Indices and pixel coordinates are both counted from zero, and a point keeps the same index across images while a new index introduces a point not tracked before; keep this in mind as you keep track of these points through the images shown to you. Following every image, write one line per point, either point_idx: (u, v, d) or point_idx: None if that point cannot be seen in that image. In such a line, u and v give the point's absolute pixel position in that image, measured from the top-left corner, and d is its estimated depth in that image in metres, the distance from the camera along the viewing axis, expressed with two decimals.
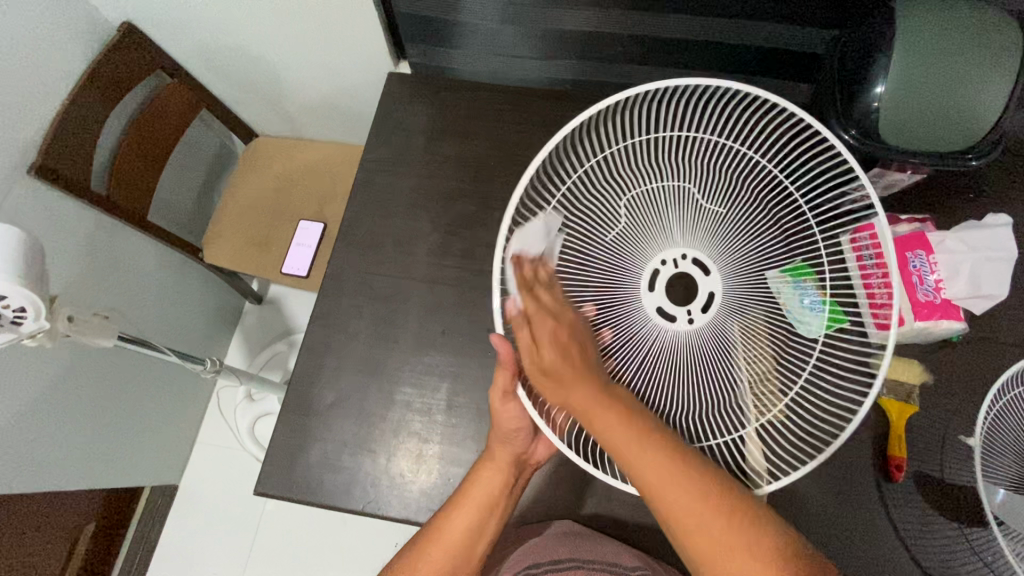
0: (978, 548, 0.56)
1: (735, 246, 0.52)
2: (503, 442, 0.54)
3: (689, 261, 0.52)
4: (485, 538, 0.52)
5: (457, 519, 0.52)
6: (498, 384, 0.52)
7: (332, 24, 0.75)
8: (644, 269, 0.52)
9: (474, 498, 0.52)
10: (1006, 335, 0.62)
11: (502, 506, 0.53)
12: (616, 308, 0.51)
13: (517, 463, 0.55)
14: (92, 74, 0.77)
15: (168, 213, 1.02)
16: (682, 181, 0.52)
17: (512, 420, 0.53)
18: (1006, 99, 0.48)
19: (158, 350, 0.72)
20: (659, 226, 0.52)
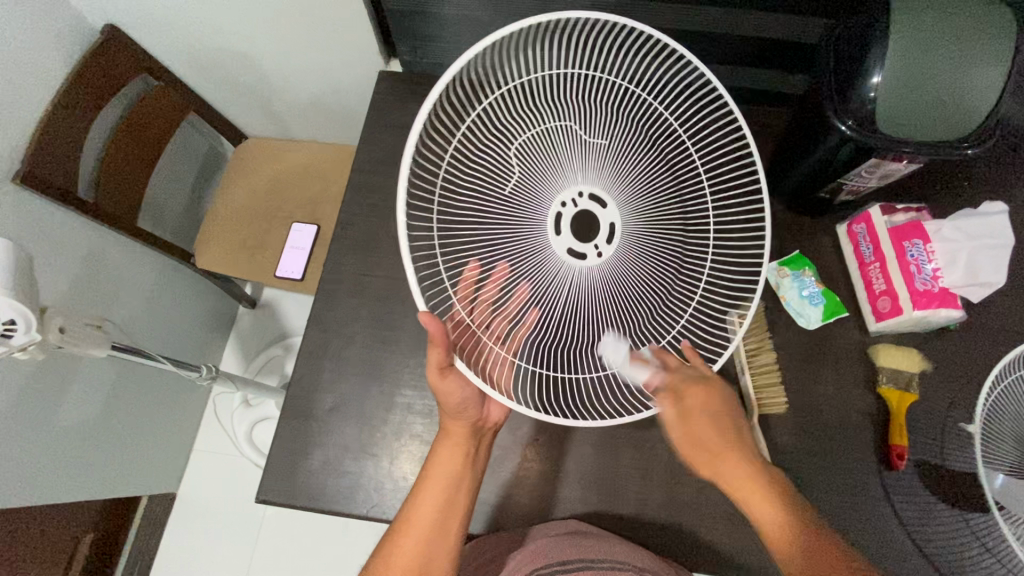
0: (980, 533, 0.57)
1: (627, 176, 0.53)
2: (455, 415, 0.54)
3: (587, 197, 0.52)
4: (457, 514, 0.52)
5: (421, 503, 0.51)
6: (432, 362, 0.48)
7: (321, 23, 0.74)
8: (547, 213, 0.52)
9: (435, 478, 0.52)
10: (1001, 321, 0.63)
11: (465, 479, 0.54)
12: (526, 256, 0.51)
13: (474, 433, 0.55)
14: (76, 77, 0.75)
15: (157, 218, 1.00)
16: (567, 119, 0.52)
17: (451, 392, 0.51)
18: (1000, 88, 0.48)
19: (151, 358, 0.71)
20: (555, 165, 0.52)
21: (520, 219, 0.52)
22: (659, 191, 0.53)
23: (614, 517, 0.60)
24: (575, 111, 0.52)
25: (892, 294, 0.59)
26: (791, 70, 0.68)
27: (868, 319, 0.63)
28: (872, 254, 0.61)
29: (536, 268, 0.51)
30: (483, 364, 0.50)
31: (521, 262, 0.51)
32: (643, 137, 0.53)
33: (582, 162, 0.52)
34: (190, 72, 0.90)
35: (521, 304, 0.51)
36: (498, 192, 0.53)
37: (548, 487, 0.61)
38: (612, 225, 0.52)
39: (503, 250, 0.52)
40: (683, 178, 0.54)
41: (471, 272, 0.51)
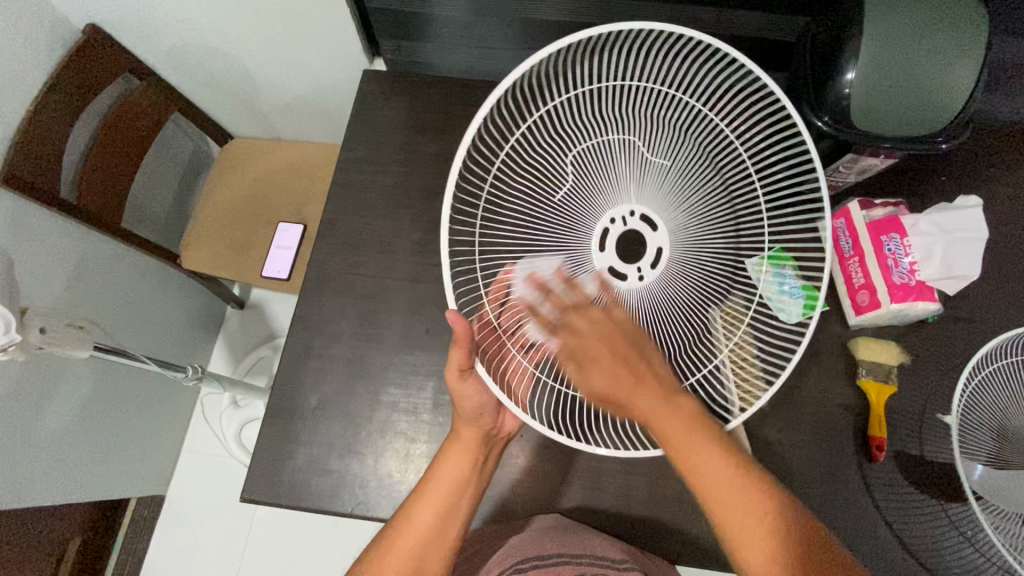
0: (958, 522, 0.58)
1: (682, 201, 0.53)
2: (470, 421, 0.54)
3: (637, 217, 0.53)
4: (459, 518, 0.52)
5: (424, 505, 0.51)
6: (454, 362, 0.50)
7: (304, 21, 0.74)
8: (593, 227, 0.53)
9: (441, 482, 0.52)
10: (978, 314, 0.64)
11: (471, 485, 0.54)
12: (566, 271, 0.51)
13: (486, 440, 0.55)
14: (56, 77, 0.74)
15: (143, 219, 1.00)
16: (628, 134, 0.52)
17: (470, 397, 0.53)
18: (972, 83, 0.49)
19: (134, 358, 0.71)
20: (605, 181, 0.53)
21: (566, 230, 0.53)
22: (711, 221, 0.53)
23: (599, 511, 0.60)
24: (641, 128, 0.52)
25: (871, 288, 0.60)
26: (771, 67, 0.68)
27: (848, 313, 0.63)
28: (851, 248, 0.62)
29: (576, 281, 0.51)
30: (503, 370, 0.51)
31: (561, 276, 0.51)
32: (701, 160, 0.52)
33: (637, 181, 0.53)
34: (174, 72, 0.89)
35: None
36: (546, 199, 0.55)
37: (534, 483, 0.61)
38: (659, 249, 0.52)
39: (543, 256, 0.53)
40: (740, 211, 0.53)
41: (505, 276, 0.51)
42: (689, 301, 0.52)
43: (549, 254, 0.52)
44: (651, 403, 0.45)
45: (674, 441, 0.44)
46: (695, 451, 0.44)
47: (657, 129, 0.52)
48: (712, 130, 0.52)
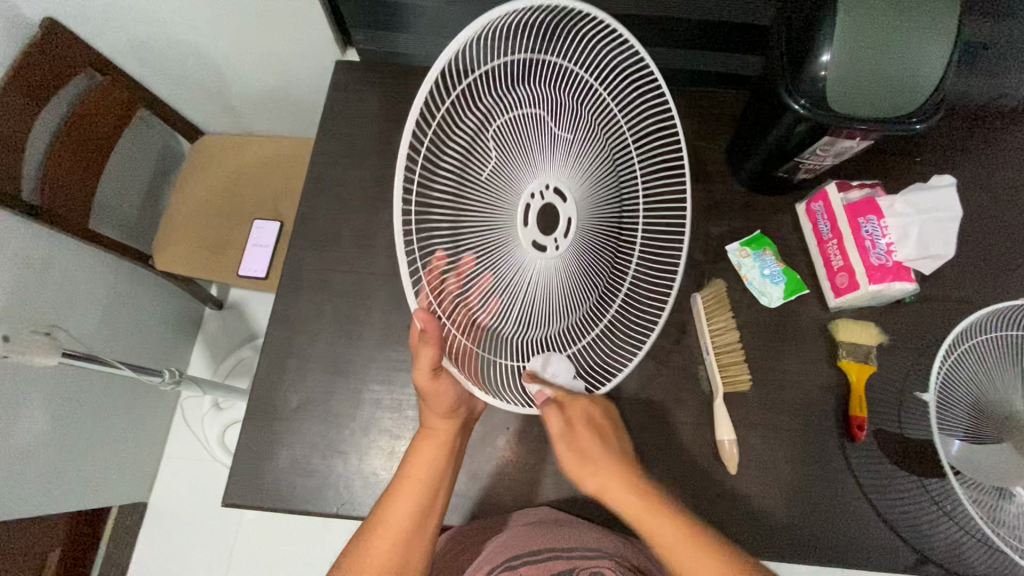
0: (937, 497, 0.59)
1: (587, 170, 0.53)
2: (442, 415, 0.53)
3: (552, 190, 0.51)
4: (435, 511, 0.51)
5: (400, 503, 0.50)
6: (423, 363, 0.48)
7: (271, 12, 0.71)
8: (515, 204, 0.50)
9: (416, 476, 0.51)
10: (953, 292, 0.65)
11: (446, 478, 0.53)
12: (491, 251, 0.50)
13: (462, 429, 0.55)
14: (12, 75, 0.71)
15: (111, 219, 0.97)
16: (537, 104, 0.50)
17: (441, 390, 0.51)
18: (945, 63, 0.49)
19: (107, 363, 0.69)
20: (523, 153, 0.50)
21: (490, 205, 0.50)
22: (609, 190, 0.55)
23: (587, 501, 0.60)
24: (546, 98, 0.51)
25: (850, 270, 0.60)
26: (743, 50, 0.68)
27: (828, 296, 0.64)
28: (830, 231, 0.62)
29: (504, 261, 0.50)
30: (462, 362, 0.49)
31: (487, 256, 0.50)
32: (603, 130, 0.54)
33: (548, 148, 0.51)
34: (139, 68, 0.86)
35: (483, 295, 0.50)
36: (474, 177, 0.50)
37: (522, 476, 0.61)
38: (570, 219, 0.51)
39: (468, 237, 0.51)
40: (625, 182, 0.57)
41: (440, 262, 0.48)
42: (590, 264, 0.54)
43: (476, 235, 0.50)
44: (599, 475, 0.49)
45: (631, 508, 0.47)
46: (660, 525, 0.46)
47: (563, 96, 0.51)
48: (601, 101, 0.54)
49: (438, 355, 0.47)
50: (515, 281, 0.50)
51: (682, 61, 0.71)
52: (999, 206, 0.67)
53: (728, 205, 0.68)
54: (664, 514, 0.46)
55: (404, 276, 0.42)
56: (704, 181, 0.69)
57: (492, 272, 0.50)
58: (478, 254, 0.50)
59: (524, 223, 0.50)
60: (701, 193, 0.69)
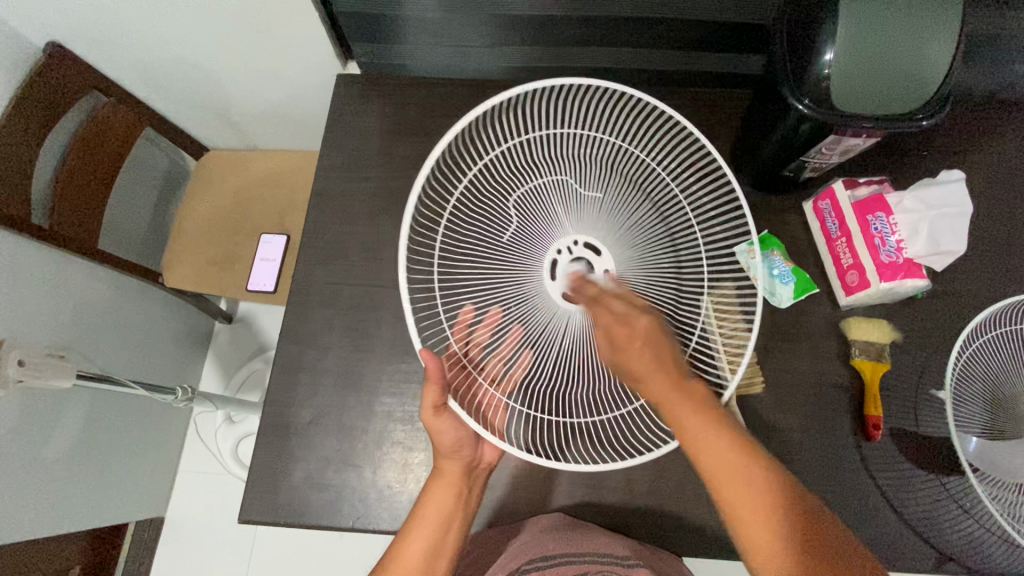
0: (956, 494, 0.59)
1: (621, 226, 0.55)
2: (449, 455, 0.53)
3: (581, 245, 0.53)
4: (446, 555, 0.50)
5: (413, 542, 0.50)
6: (427, 401, 0.50)
7: (273, 29, 0.72)
8: (542, 260, 0.53)
9: (426, 517, 0.51)
10: (966, 286, 0.64)
11: (457, 521, 0.52)
12: (519, 304, 0.52)
13: (468, 473, 0.54)
14: (21, 101, 0.72)
15: (120, 238, 0.98)
16: (562, 174, 0.54)
17: (446, 433, 0.52)
18: (950, 56, 0.48)
19: (121, 383, 0.69)
20: (550, 219, 0.54)
21: (515, 266, 0.54)
22: (655, 246, 0.55)
23: (602, 508, 0.60)
24: (570, 169, 0.55)
25: (859, 268, 0.60)
26: (743, 50, 0.68)
27: (839, 294, 0.63)
28: (838, 229, 0.62)
29: (532, 315, 0.52)
30: (482, 406, 0.52)
31: (516, 309, 0.52)
32: (634, 188, 0.56)
33: (575, 213, 0.54)
34: (144, 88, 0.87)
35: (515, 347, 0.53)
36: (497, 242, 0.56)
37: (536, 486, 0.61)
38: (606, 271, 0.52)
39: (497, 295, 0.54)
40: (679, 238, 0.56)
41: (467, 315, 0.53)
42: None
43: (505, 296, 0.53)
44: (645, 370, 0.44)
45: (683, 421, 0.44)
46: (713, 449, 0.43)
47: (589, 163, 0.55)
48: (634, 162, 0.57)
49: (443, 394, 0.49)
50: (547, 333, 0.52)
51: (683, 63, 0.70)
52: (1009, 199, 0.66)
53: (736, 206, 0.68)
54: (719, 441, 0.43)
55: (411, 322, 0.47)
56: None
57: (521, 325, 0.52)
58: (506, 307, 0.53)
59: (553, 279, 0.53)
60: None
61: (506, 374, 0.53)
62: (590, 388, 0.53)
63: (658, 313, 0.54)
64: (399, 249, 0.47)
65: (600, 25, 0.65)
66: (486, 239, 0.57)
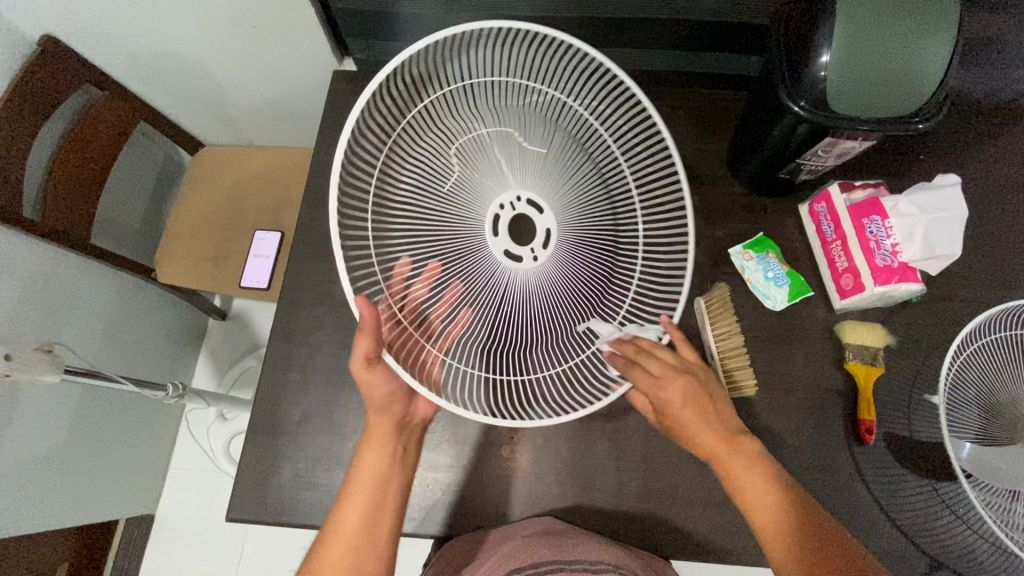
0: (949, 500, 0.58)
1: (562, 182, 0.56)
2: (379, 412, 0.54)
3: (524, 202, 0.56)
4: (386, 515, 0.52)
5: (350, 504, 0.51)
6: (358, 353, 0.48)
7: (267, 22, 0.71)
8: (484, 216, 0.55)
9: (362, 481, 0.52)
10: (961, 291, 0.64)
11: (394, 479, 0.53)
12: (461, 259, 0.53)
13: (400, 429, 0.55)
14: (13, 95, 0.71)
15: (113, 233, 0.97)
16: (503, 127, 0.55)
17: (379, 385, 0.51)
18: (949, 58, 0.48)
19: (111, 379, 0.69)
20: (489, 172, 0.55)
21: (456, 220, 0.54)
22: (591, 205, 0.56)
23: (593, 510, 0.60)
24: (513, 122, 0.55)
25: (855, 271, 0.60)
26: (740, 50, 0.67)
27: (833, 297, 0.63)
28: (833, 232, 0.62)
29: (473, 270, 0.53)
30: (421, 360, 0.51)
31: (456, 264, 0.53)
32: (575, 145, 0.56)
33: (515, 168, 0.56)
34: (139, 82, 0.86)
35: (453, 303, 0.53)
36: (436, 193, 0.54)
37: (527, 488, 0.60)
38: (548, 230, 0.55)
39: (436, 249, 0.54)
40: (615, 193, 0.56)
41: (403, 268, 0.51)
42: (583, 276, 0.54)
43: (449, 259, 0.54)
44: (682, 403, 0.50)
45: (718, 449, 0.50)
46: (740, 470, 0.49)
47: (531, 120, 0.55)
48: (574, 117, 0.56)
49: (377, 346, 0.47)
50: (491, 287, 0.53)
51: (682, 64, 0.70)
52: (1004, 203, 0.66)
53: (732, 207, 0.68)
54: (744, 462, 0.50)
55: (342, 270, 0.45)
56: (695, 181, 0.69)
57: (461, 280, 0.53)
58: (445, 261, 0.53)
59: (495, 233, 0.55)
60: (705, 196, 0.68)
61: (444, 331, 0.53)
62: (532, 345, 0.54)
63: (596, 271, 0.55)
64: (330, 190, 0.45)
65: (597, 25, 0.65)
66: (424, 190, 0.54)
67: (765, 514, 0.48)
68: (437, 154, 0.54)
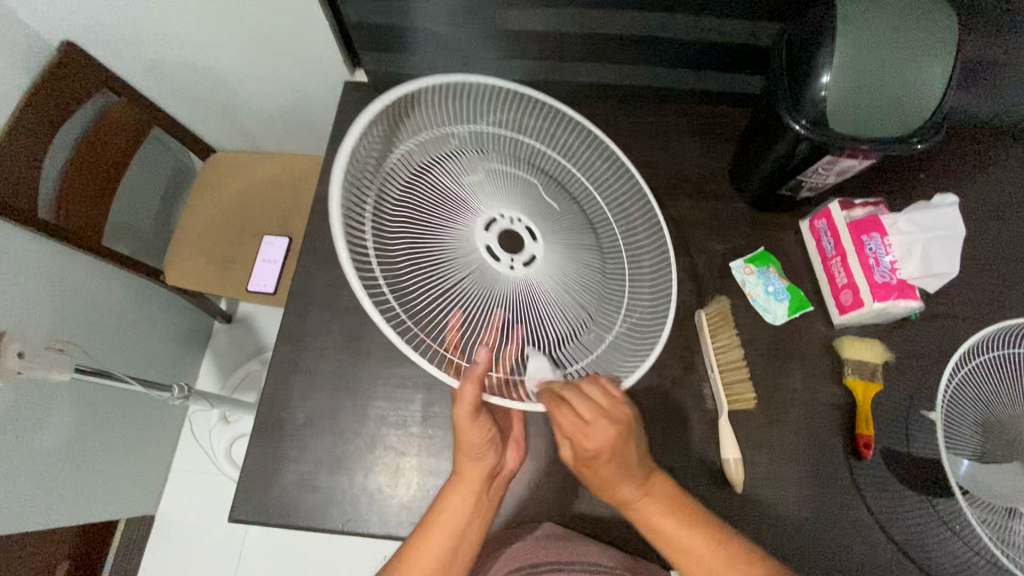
0: (947, 517, 0.59)
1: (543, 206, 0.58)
2: (471, 458, 0.51)
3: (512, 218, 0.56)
4: (455, 568, 0.48)
5: (427, 547, 0.48)
6: (466, 399, 0.47)
7: (281, 33, 0.73)
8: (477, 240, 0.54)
9: (445, 522, 0.49)
10: (960, 309, 0.65)
11: (473, 529, 0.50)
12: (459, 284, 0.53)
13: (488, 481, 0.52)
14: (33, 99, 0.73)
15: (124, 236, 0.99)
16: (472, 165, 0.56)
17: (474, 434, 0.50)
18: (947, 81, 0.49)
19: (119, 379, 0.70)
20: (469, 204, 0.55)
21: (449, 249, 0.54)
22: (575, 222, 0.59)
23: (592, 520, 0.60)
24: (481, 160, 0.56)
25: (854, 288, 0.61)
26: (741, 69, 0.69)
27: (833, 313, 0.64)
28: (833, 248, 0.63)
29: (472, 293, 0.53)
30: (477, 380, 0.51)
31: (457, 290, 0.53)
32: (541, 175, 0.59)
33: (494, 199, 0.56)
34: (155, 89, 0.89)
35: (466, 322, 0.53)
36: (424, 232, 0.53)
37: (527, 495, 0.61)
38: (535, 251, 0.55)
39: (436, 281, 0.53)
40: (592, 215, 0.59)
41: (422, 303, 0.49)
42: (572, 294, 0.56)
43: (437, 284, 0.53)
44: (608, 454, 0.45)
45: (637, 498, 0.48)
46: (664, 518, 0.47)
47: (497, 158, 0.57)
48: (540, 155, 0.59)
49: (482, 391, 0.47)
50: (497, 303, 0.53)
51: (685, 81, 0.72)
52: (1003, 224, 0.67)
53: (733, 222, 0.69)
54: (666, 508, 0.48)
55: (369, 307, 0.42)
56: (698, 196, 0.70)
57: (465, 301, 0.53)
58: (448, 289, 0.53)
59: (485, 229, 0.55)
60: (707, 211, 0.69)
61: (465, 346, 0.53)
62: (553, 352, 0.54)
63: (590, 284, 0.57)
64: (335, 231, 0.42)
65: (603, 43, 0.66)
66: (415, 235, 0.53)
67: (696, 567, 0.46)
68: (416, 202, 0.54)
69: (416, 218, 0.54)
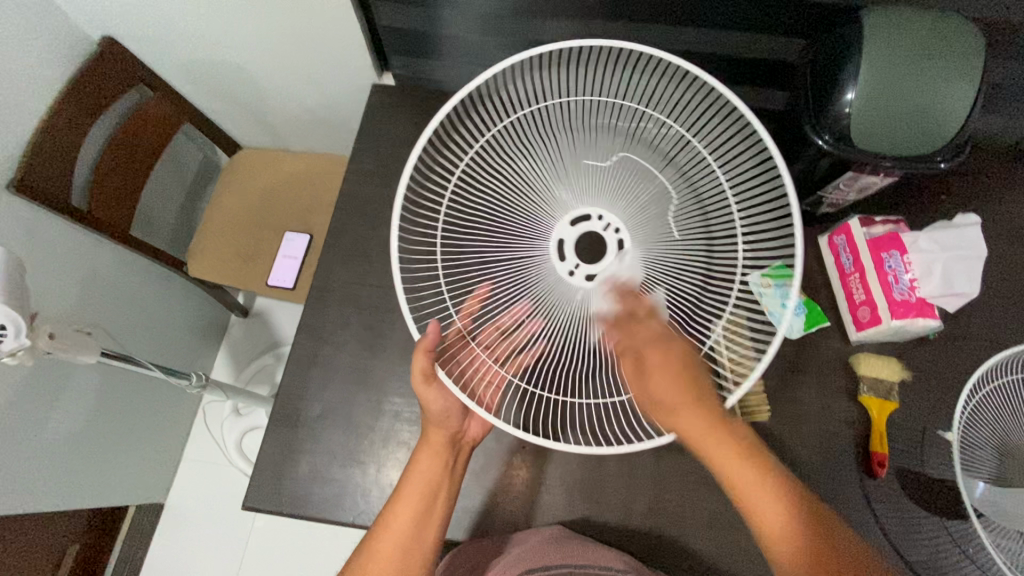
0: (961, 541, 0.58)
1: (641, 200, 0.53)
2: (437, 424, 0.55)
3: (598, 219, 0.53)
4: (429, 525, 0.52)
5: (400, 507, 0.52)
6: (418, 368, 0.51)
7: (314, 36, 0.75)
8: (549, 241, 0.54)
9: (415, 485, 0.53)
10: (980, 331, 0.64)
11: (443, 489, 0.54)
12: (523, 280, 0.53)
13: (452, 444, 0.56)
14: (72, 90, 0.76)
15: (151, 227, 1.01)
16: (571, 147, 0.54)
17: (434, 401, 0.53)
18: (975, 99, 0.49)
19: (142, 365, 0.71)
20: (555, 193, 0.54)
21: (521, 245, 0.54)
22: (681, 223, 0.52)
23: (601, 525, 0.60)
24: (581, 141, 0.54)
25: (872, 304, 0.61)
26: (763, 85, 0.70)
27: (850, 329, 0.64)
28: (852, 265, 0.63)
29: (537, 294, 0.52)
30: (472, 384, 0.52)
31: (518, 285, 0.53)
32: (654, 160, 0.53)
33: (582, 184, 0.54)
34: (188, 85, 0.91)
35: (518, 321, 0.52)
36: (503, 214, 0.55)
37: (537, 497, 0.61)
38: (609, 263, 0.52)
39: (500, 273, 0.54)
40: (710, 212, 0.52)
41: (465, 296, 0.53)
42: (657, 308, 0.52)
43: (506, 273, 0.55)
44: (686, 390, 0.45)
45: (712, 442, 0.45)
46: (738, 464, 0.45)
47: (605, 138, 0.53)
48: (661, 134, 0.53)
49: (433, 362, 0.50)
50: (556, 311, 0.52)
51: None
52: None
53: None
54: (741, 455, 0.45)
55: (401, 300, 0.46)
56: None
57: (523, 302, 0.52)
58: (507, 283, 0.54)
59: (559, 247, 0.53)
60: None
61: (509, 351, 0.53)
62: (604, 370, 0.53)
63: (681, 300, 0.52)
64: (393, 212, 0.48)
65: None
66: (496, 216, 0.56)
67: (765, 515, 0.44)
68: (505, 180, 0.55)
69: (501, 204, 0.55)
